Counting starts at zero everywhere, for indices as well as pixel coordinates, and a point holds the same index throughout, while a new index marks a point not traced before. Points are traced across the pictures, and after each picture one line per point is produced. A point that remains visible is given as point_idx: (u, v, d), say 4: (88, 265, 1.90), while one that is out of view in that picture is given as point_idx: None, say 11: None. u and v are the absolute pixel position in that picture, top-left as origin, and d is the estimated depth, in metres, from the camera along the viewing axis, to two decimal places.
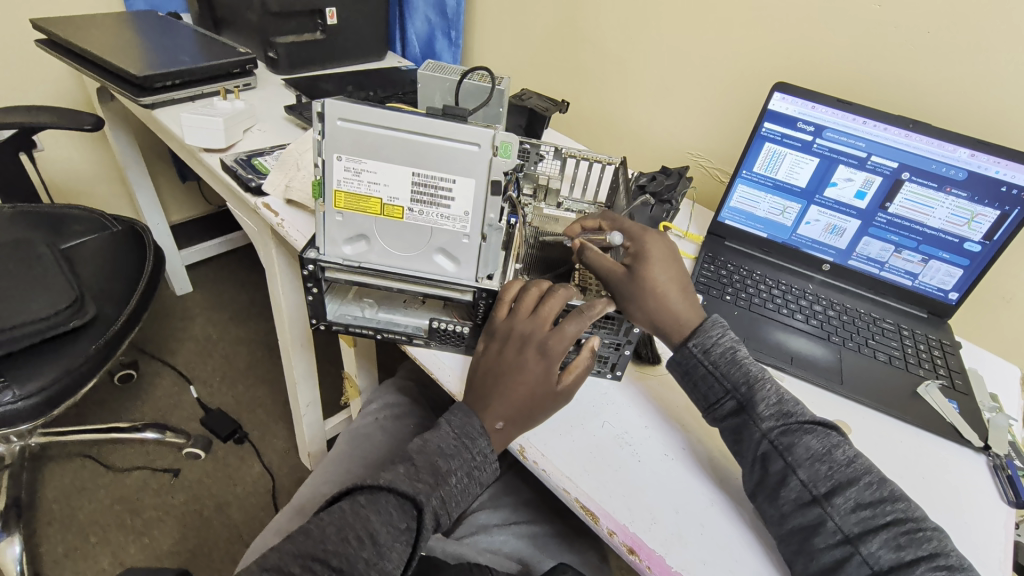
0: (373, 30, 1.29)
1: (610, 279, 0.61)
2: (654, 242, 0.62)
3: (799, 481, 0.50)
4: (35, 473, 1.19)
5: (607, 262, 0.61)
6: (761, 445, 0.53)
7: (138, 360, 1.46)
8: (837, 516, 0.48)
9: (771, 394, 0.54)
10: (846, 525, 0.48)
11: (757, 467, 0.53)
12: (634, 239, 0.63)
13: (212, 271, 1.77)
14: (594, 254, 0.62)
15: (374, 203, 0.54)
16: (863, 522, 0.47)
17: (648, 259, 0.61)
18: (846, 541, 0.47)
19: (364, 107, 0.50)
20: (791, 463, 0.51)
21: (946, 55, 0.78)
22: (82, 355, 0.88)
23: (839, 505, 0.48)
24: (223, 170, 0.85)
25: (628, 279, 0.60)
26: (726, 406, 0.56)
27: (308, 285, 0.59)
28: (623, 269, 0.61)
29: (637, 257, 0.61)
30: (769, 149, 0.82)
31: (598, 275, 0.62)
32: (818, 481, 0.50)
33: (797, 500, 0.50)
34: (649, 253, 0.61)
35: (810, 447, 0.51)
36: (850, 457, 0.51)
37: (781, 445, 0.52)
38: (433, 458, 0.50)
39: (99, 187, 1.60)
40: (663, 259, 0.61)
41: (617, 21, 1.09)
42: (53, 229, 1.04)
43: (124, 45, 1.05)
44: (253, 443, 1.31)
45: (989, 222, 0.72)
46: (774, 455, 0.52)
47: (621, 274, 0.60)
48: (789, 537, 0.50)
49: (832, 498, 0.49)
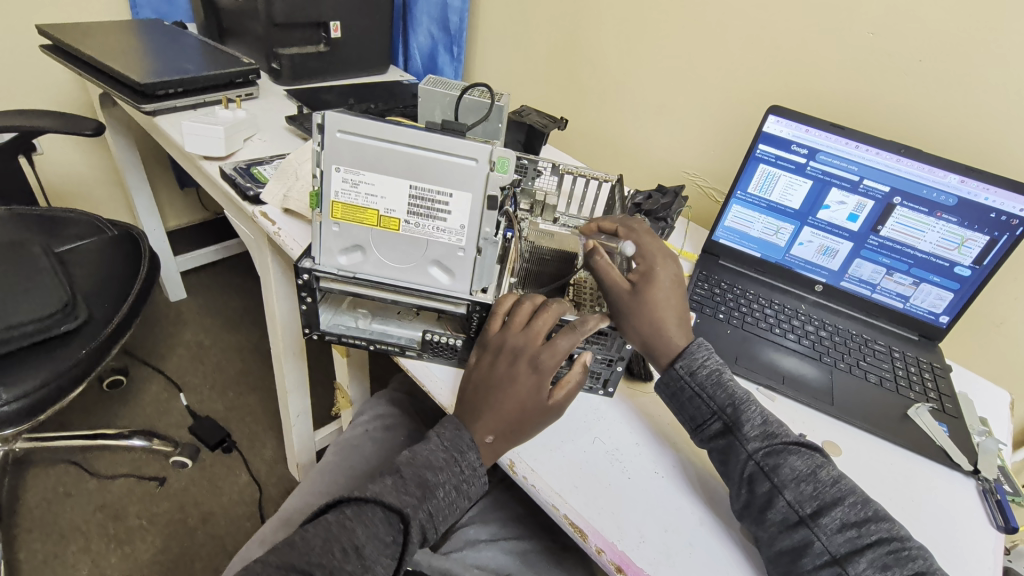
0: (376, 44, 1.31)
1: (612, 291, 0.61)
2: (665, 266, 0.62)
3: (786, 501, 0.50)
4: (18, 478, 1.18)
5: (612, 273, 0.62)
6: (747, 466, 0.53)
7: (128, 365, 1.45)
8: (824, 536, 0.48)
9: (755, 416, 0.55)
10: (833, 546, 0.47)
11: (744, 488, 0.53)
12: (644, 256, 0.63)
13: (207, 277, 1.77)
14: (602, 262, 0.62)
15: (371, 214, 0.54)
16: (850, 542, 0.47)
17: (653, 280, 0.61)
18: (833, 562, 0.47)
19: (364, 120, 0.51)
20: (777, 484, 0.51)
21: (938, 85, 0.80)
22: (72, 359, 0.87)
23: (826, 526, 0.48)
24: (222, 177, 0.86)
25: (630, 295, 0.60)
26: (713, 427, 0.56)
27: (302, 294, 0.59)
28: (626, 284, 0.61)
29: (643, 277, 0.61)
30: (763, 170, 0.83)
31: (601, 284, 0.62)
32: (804, 502, 0.50)
33: (784, 521, 0.50)
34: (657, 274, 0.61)
35: (795, 468, 0.51)
36: (834, 478, 0.51)
37: (767, 466, 0.52)
38: (421, 471, 0.49)
39: (97, 191, 1.60)
40: (669, 284, 0.62)
41: (618, 42, 1.11)
42: (49, 232, 1.04)
43: (129, 52, 1.06)
44: (242, 452, 1.30)
45: (979, 247, 0.73)
46: (760, 477, 0.52)
47: (624, 291, 0.61)
48: (778, 558, 0.49)
49: (819, 519, 0.49)
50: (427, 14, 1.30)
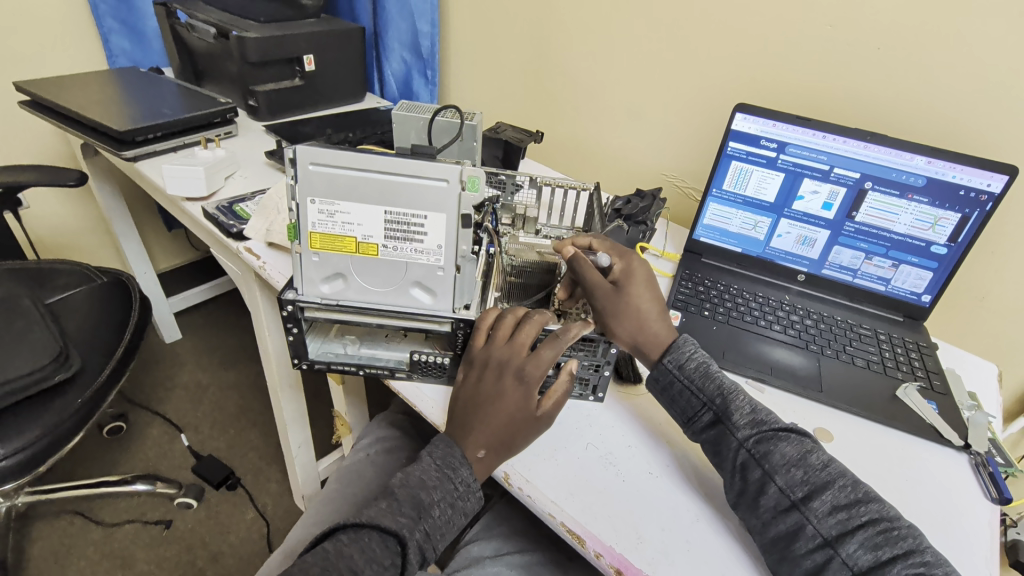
0: (350, 73, 1.33)
1: (597, 292, 0.62)
2: (639, 264, 0.66)
3: (777, 487, 0.51)
4: (22, 533, 1.17)
5: (595, 275, 0.62)
6: (739, 454, 0.54)
7: (127, 411, 1.44)
8: (816, 519, 0.49)
9: (744, 404, 0.56)
10: (824, 528, 0.48)
11: (737, 478, 0.54)
12: (620, 258, 0.66)
13: (200, 316, 1.77)
14: (587, 267, 0.62)
15: (349, 242, 0.55)
16: (841, 523, 0.48)
17: (632, 280, 0.64)
18: (826, 544, 0.48)
19: (335, 151, 0.52)
20: (768, 471, 0.52)
21: (897, 70, 0.82)
22: (68, 409, 0.87)
23: (817, 509, 0.49)
24: (205, 218, 0.87)
25: (613, 296, 0.62)
26: (704, 418, 0.57)
27: (288, 325, 0.60)
28: (609, 285, 0.63)
29: (623, 277, 0.64)
30: (735, 167, 0.84)
31: (585, 287, 0.63)
32: (795, 486, 0.51)
33: (777, 507, 0.50)
34: (634, 273, 0.65)
35: (785, 454, 0.52)
36: (823, 462, 0.52)
37: (757, 453, 0.53)
38: (415, 491, 0.50)
39: (85, 240, 1.61)
40: (646, 281, 0.65)
41: (585, 53, 1.14)
42: (38, 284, 1.05)
43: (107, 102, 1.08)
44: (247, 488, 1.30)
45: (952, 225, 0.75)
46: (751, 464, 0.53)
47: (610, 292, 0.62)
48: (773, 544, 0.50)
49: (810, 502, 0.50)
50: (398, 40, 1.32)
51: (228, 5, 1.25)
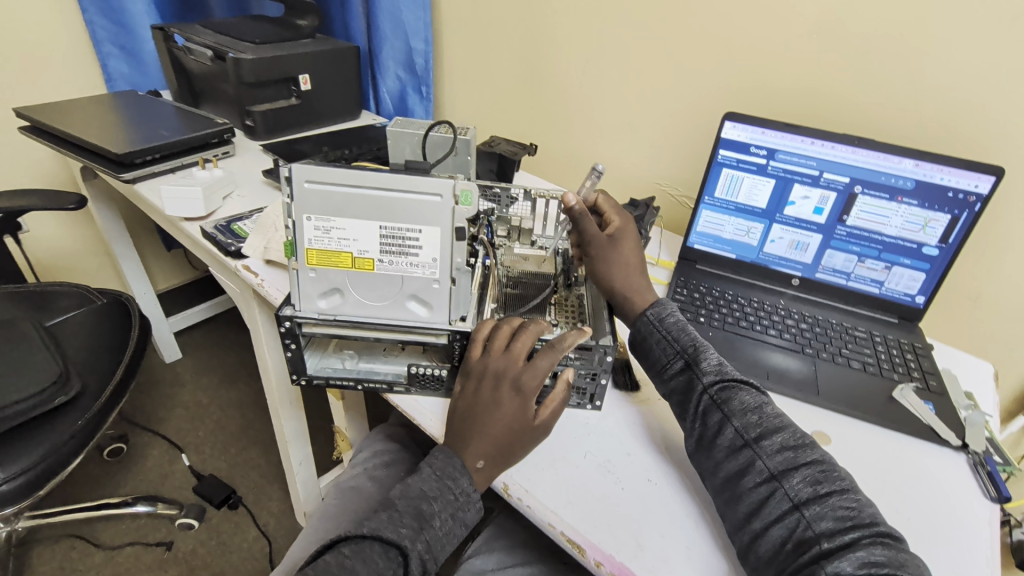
0: (345, 92, 1.35)
1: (592, 243, 0.68)
2: (629, 223, 0.72)
3: (734, 429, 0.55)
4: (22, 559, 1.16)
5: (595, 230, 0.68)
6: (702, 399, 0.58)
7: (127, 432, 1.44)
8: (765, 456, 0.53)
9: (712, 356, 0.60)
10: (772, 464, 0.52)
11: (699, 422, 0.58)
12: (618, 215, 0.72)
13: (200, 335, 1.78)
14: (587, 220, 0.68)
15: (345, 257, 0.56)
16: (788, 461, 0.52)
17: (624, 237, 0.70)
18: (772, 478, 0.51)
19: (330, 168, 0.53)
20: (727, 414, 0.56)
21: (884, 76, 0.84)
22: (68, 431, 0.87)
23: (767, 447, 0.53)
24: (203, 237, 0.88)
25: (606, 249, 0.69)
26: (675, 365, 0.61)
27: (286, 342, 0.61)
28: (604, 240, 0.69)
29: (618, 233, 0.70)
30: (727, 174, 0.86)
31: (582, 237, 0.69)
32: (749, 428, 0.54)
33: (731, 446, 0.55)
34: (627, 231, 0.71)
35: (744, 401, 0.56)
36: (777, 413, 0.56)
37: (719, 399, 0.57)
38: (416, 502, 0.50)
39: (84, 262, 1.62)
40: (634, 241, 0.71)
41: (576, 67, 1.16)
42: (39, 306, 1.05)
43: (105, 125, 1.10)
44: (249, 507, 1.29)
45: (943, 226, 0.76)
46: (712, 408, 0.57)
47: (606, 245, 0.69)
48: (725, 481, 0.54)
49: (761, 442, 0.53)
50: (392, 59, 1.34)
51: (225, 28, 1.27)
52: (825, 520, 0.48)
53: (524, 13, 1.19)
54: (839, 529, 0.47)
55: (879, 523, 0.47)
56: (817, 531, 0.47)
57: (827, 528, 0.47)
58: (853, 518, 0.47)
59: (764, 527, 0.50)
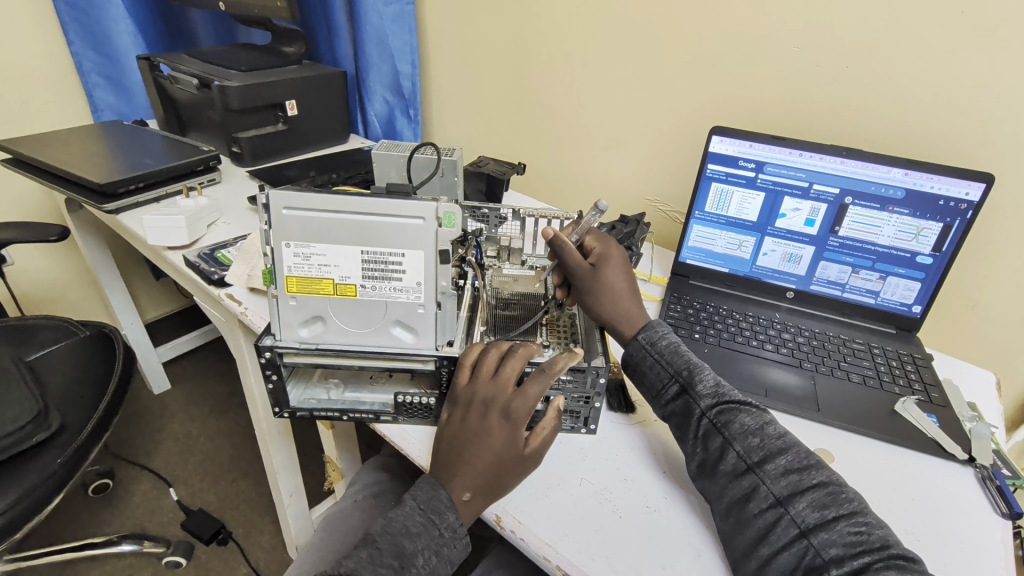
0: (333, 116, 1.35)
1: (574, 270, 0.67)
2: (614, 249, 0.70)
3: (735, 453, 0.53)
4: None
5: (575, 255, 0.66)
6: (702, 424, 0.56)
7: (113, 467, 1.40)
8: (769, 480, 0.50)
9: (709, 377, 0.58)
10: (777, 488, 0.50)
11: (699, 446, 0.56)
12: (598, 242, 0.70)
13: (190, 365, 1.75)
14: (566, 247, 0.66)
15: (326, 283, 0.55)
16: (793, 485, 0.50)
17: (608, 262, 0.68)
18: (777, 503, 0.49)
19: (308, 194, 0.52)
20: (728, 438, 0.54)
21: (867, 87, 0.84)
22: (48, 469, 0.84)
23: (770, 470, 0.51)
24: (187, 265, 0.86)
25: (590, 275, 0.66)
26: (671, 390, 0.60)
27: (267, 372, 0.59)
28: (586, 265, 0.67)
29: (600, 258, 0.68)
30: (716, 188, 0.85)
31: (564, 265, 0.67)
32: (752, 451, 0.52)
33: (734, 471, 0.53)
34: (611, 254, 0.69)
35: (745, 423, 0.54)
36: (780, 433, 0.53)
37: (718, 422, 0.55)
38: (398, 539, 0.48)
39: (70, 294, 1.59)
40: (622, 265, 0.69)
41: (563, 86, 1.16)
42: (20, 341, 1.03)
43: (89, 155, 1.08)
44: (239, 542, 1.25)
45: (935, 234, 0.75)
46: (713, 433, 0.55)
47: (588, 270, 0.66)
48: (730, 506, 0.52)
49: (764, 465, 0.51)
50: (380, 82, 1.34)
51: (211, 56, 1.27)
52: (835, 547, 0.46)
53: (510, 34, 1.19)
54: (850, 555, 0.45)
55: (891, 547, 0.45)
56: (826, 558, 0.45)
57: (837, 555, 0.45)
58: (863, 543, 0.45)
59: (772, 554, 0.47)
